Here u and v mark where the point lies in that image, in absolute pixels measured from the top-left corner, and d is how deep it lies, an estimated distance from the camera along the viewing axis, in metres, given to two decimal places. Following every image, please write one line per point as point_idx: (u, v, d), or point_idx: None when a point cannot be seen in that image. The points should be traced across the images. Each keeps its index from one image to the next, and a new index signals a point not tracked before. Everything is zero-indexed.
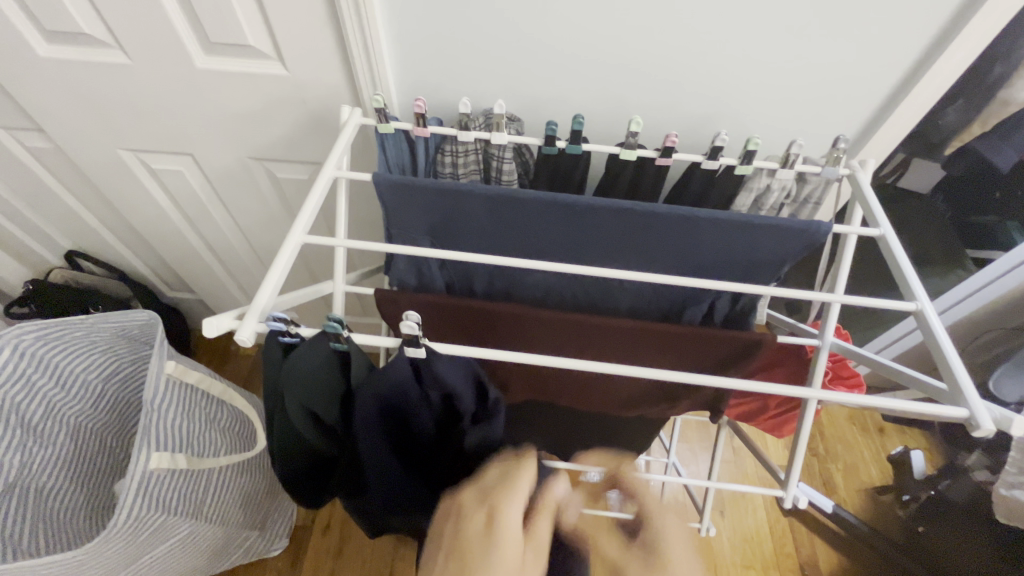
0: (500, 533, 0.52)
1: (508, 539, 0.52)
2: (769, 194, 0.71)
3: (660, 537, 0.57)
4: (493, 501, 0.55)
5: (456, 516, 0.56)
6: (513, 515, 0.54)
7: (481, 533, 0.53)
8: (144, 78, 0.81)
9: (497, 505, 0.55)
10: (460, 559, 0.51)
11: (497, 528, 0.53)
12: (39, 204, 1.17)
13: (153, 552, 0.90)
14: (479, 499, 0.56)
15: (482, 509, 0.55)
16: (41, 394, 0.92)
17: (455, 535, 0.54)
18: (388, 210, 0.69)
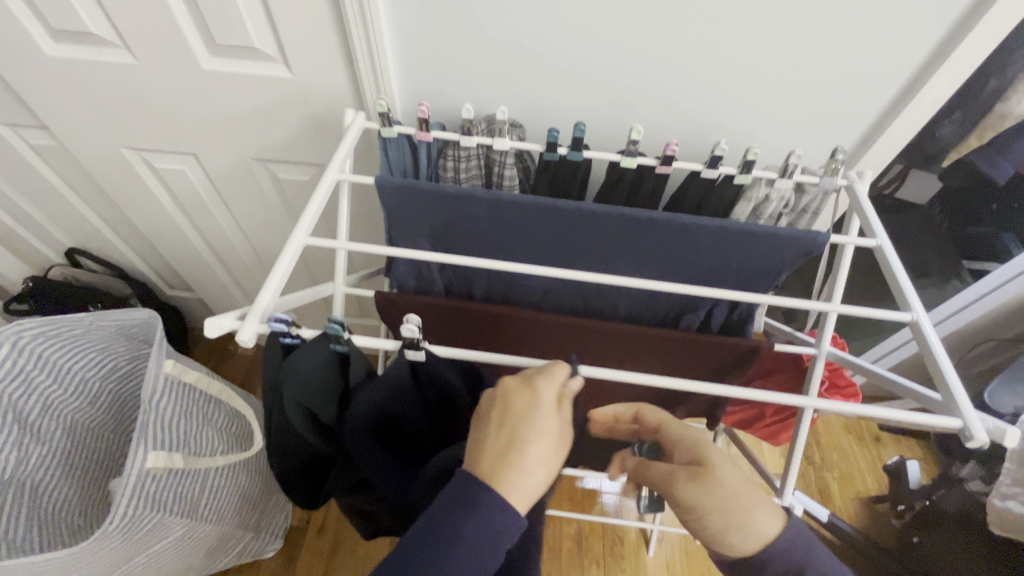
0: (548, 410, 0.50)
1: (554, 414, 0.50)
2: (768, 203, 0.72)
3: (701, 446, 0.52)
4: (534, 379, 0.52)
5: (499, 392, 0.52)
6: (554, 392, 0.52)
7: (527, 407, 0.50)
8: (149, 78, 0.82)
9: (538, 381, 0.52)
10: (506, 428, 0.49)
11: (542, 402, 0.50)
12: (40, 201, 1.17)
13: (148, 551, 0.90)
14: (519, 378, 0.53)
15: (524, 386, 0.52)
16: (39, 391, 0.92)
17: (497, 406, 0.51)
18: (389, 212, 0.70)
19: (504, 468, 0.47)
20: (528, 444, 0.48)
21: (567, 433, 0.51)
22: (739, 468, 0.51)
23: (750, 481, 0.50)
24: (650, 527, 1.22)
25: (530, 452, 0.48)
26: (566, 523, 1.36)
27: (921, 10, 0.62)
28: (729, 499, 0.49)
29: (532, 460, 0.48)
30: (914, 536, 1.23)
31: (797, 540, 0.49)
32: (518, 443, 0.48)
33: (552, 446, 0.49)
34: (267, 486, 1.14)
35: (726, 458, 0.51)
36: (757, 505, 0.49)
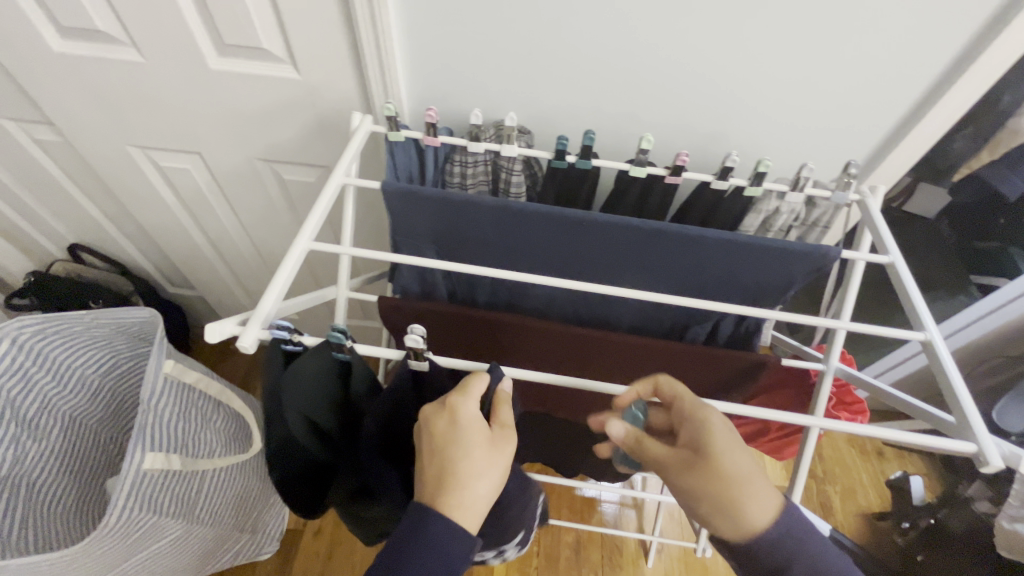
0: (474, 429, 0.51)
1: (477, 430, 0.51)
2: (778, 216, 0.71)
3: (708, 435, 0.51)
4: (449, 400, 0.52)
5: (421, 420, 0.53)
6: (473, 407, 0.52)
7: (447, 432, 0.51)
8: (156, 75, 0.81)
9: (453, 403, 0.52)
10: (436, 452, 0.51)
11: (460, 421, 0.51)
12: (44, 195, 1.16)
13: (142, 553, 0.89)
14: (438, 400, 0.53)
15: (441, 408, 0.52)
16: (38, 387, 0.91)
17: (425, 429, 0.52)
18: (395, 217, 0.69)
19: (442, 493, 0.49)
20: (460, 463, 0.50)
21: (501, 439, 0.53)
22: (742, 456, 0.50)
23: (750, 472, 0.50)
24: (649, 537, 1.21)
25: (463, 471, 0.50)
26: (564, 532, 1.34)
27: (938, 24, 0.61)
28: (727, 488, 0.49)
29: (470, 480, 0.50)
30: (919, 554, 1.21)
31: (793, 532, 0.49)
32: (450, 468, 0.50)
33: (490, 459, 0.51)
34: (265, 488, 1.13)
35: (731, 447, 0.50)
36: (754, 499, 0.49)
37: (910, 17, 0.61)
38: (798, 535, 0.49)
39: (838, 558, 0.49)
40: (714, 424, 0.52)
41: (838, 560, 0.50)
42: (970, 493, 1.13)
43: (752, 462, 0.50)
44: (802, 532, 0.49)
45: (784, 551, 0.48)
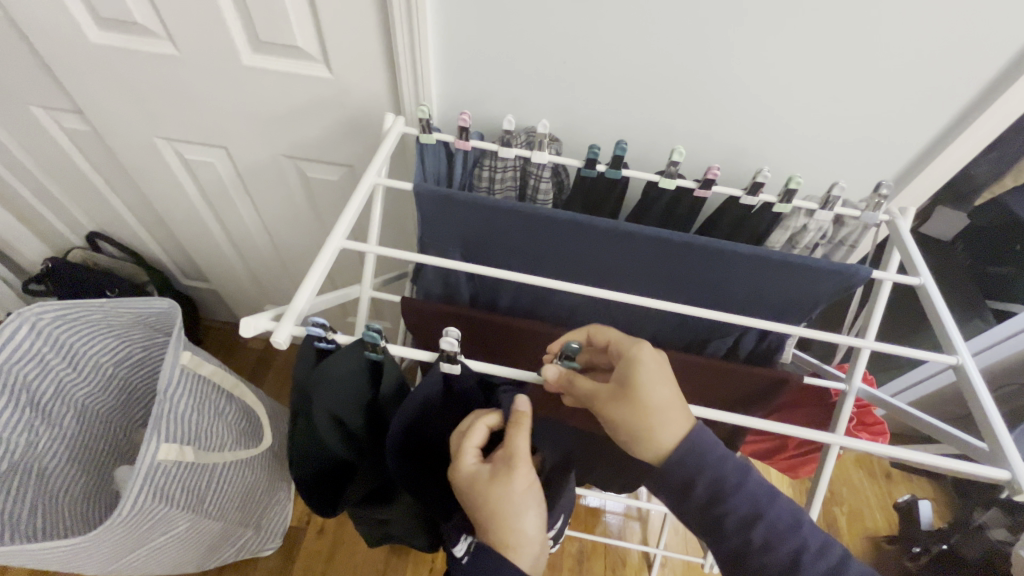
0: (481, 472, 0.54)
1: (483, 470, 0.54)
2: (805, 233, 0.71)
3: (630, 369, 0.53)
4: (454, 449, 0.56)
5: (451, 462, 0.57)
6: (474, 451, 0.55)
7: (461, 476, 0.54)
8: (190, 70, 0.82)
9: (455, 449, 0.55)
10: (465, 495, 0.54)
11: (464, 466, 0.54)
12: (66, 183, 1.17)
13: (150, 544, 0.89)
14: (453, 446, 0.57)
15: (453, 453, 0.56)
16: (53, 373, 0.91)
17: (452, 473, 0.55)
18: (424, 219, 0.69)
19: (486, 531, 0.53)
20: (483, 502, 0.53)
21: (507, 467, 0.53)
22: (660, 388, 0.52)
23: (667, 403, 0.52)
24: (654, 551, 1.20)
25: (488, 512, 0.52)
26: (568, 541, 1.33)
27: (974, 49, 0.62)
28: (646, 418, 0.52)
29: (497, 519, 0.52)
30: None
31: (694, 446, 0.52)
32: (479, 509, 0.53)
33: (505, 494, 0.52)
34: (272, 483, 1.13)
35: (649, 380, 0.52)
36: (665, 424, 0.52)
37: (947, 41, 0.61)
38: (701, 450, 0.52)
39: (737, 471, 0.52)
40: (641, 361, 0.53)
41: (739, 474, 0.52)
42: (984, 520, 1.14)
43: (669, 393, 0.52)
44: (704, 447, 0.52)
45: (690, 462, 0.52)
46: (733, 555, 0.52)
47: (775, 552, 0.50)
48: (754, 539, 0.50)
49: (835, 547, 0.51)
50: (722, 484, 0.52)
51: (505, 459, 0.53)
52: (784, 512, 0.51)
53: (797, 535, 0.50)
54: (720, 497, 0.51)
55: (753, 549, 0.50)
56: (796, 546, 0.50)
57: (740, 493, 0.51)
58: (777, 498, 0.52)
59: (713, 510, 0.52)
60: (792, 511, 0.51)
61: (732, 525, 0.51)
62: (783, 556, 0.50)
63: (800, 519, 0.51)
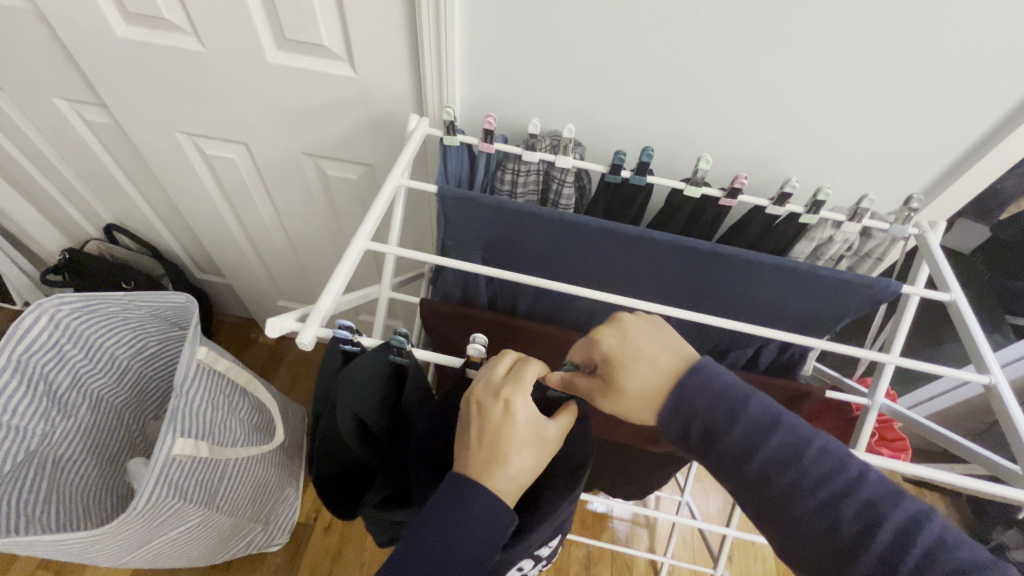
0: (519, 418, 0.48)
1: (529, 427, 0.49)
2: (831, 245, 0.70)
3: (615, 364, 0.51)
4: (504, 395, 0.49)
5: (475, 414, 0.49)
6: (528, 399, 0.49)
7: (500, 419, 0.48)
8: (213, 65, 0.82)
9: (507, 397, 0.49)
10: (484, 443, 0.48)
11: (517, 416, 0.48)
12: (86, 174, 1.18)
13: (162, 537, 0.88)
14: (491, 388, 0.50)
15: (497, 397, 0.49)
16: (70, 363, 0.93)
17: (474, 422, 0.49)
18: (446, 221, 0.69)
19: (483, 476, 0.48)
20: (506, 452, 0.48)
21: (550, 440, 0.51)
22: (652, 379, 0.51)
23: (659, 385, 0.50)
24: (662, 560, 1.19)
25: (508, 463, 0.48)
26: (573, 546, 1.33)
27: (1014, 59, 0.60)
28: (639, 403, 0.51)
29: (509, 464, 0.48)
30: None
31: (686, 391, 0.49)
32: (497, 452, 0.48)
33: (531, 452, 0.49)
34: (282, 479, 1.13)
35: (639, 368, 0.50)
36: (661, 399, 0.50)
37: (987, 50, 0.60)
38: (690, 401, 0.49)
39: (729, 405, 0.48)
40: (614, 352, 0.52)
41: (730, 412, 0.48)
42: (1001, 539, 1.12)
43: (662, 379, 0.50)
44: (693, 393, 0.49)
45: (684, 404, 0.49)
46: (743, 486, 0.49)
47: (772, 483, 0.47)
48: (750, 473, 0.48)
49: (848, 467, 0.45)
50: (714, 423, 0.49)
51: (552, 431, 0.51)
52: (787, 437, 0.46)
53: (796, 466, 0.46)
54: (715, 440, 0.49)
55: (752, 482, 0.48)
56: (794, 477, 0.46)
57: (733, 434, 0.48)
58: (776, 429, 0.47)
59: (713, 445, 0.49)
60: (793, 436, 0.46)
61: (728, 455, 0.49)
62: (782, 482, 0.46)
63: (806, 442, 0.46)
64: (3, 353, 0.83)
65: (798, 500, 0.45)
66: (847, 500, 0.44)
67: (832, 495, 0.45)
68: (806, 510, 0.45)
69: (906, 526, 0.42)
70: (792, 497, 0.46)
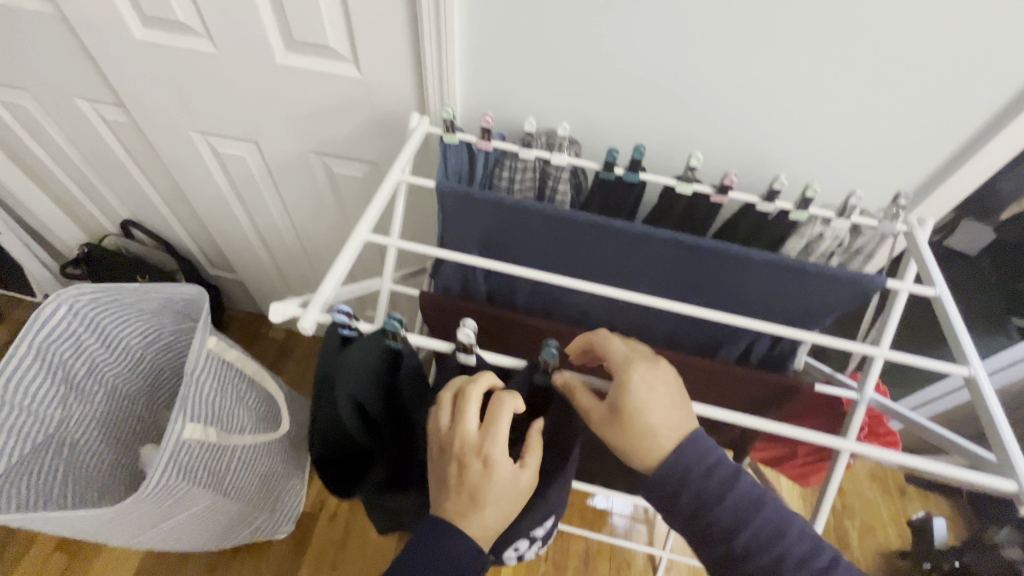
0: (493, 475, 0.51)
1: (505, 481, 0.52)
2: (821, 242, 0.71)
3: (625, 398, 0.54)
4: (484, 453, 0.51)
5: (455, 468, 0.52)
6: (506, 455, 0.51)
7: (478, 474, 0.51)
8: (224, 67, 0.86)
9: (487, 455, 0.51)
10: (462, 496, 0.52)
11: (495, 473, 0.51)
12: (104, 171, 1.23)
13: (171, 520, 0.92)
14: (470, 445, 0.52)
15: (477, 454, 0.51)
16: (88, 352, 0.96)
17: (454, 475, 0.52)
18: (445, 217, 0.72)
19: (459, 523, 0.52)
20: (481, 505, 0.52)
21: (524, 488, 0.54)
22: (665, 422, 0.53)
23: (666, 435, 0.53)
24: (661, 555, 1.21)
25: (482, 515, 0.52)
26: (573, 540, 1.34)
27: (1004, 57, 0.61)
28: (636, 443, 0.54)
29: (483, 515, 0.52)
30: None
31: (681, 460, 0.52)
32: (471, 506, 0.52)
33: (505, 501, 0.52)
34: (289, 468, 1.16)
35: (654, 410, 0.53)
36: (652, 449, 0.53)
37: (975, 50, 0.61)
38: (684, 467, 0.52)
39: (720, 481, 0.51)
40: (634, 386, 0.54)
41: (721, 488, 0.51)
42: (999, 539, 1.12)
43: (674, 428, 0.53)
44: (689, 463, 0.52)
45: (676, 474, 0.52)
46: (722, 562, 0.50)
47: (755, 561, 0.48)
48: (735, 550, 0.49)
49: (824, 550, 0.48)
50: (702, 497, 0.51)
51: (525, 481, 0.53)
52: (771, 515, 0.49)
53: (779, 544, 0.48)
54: (703, 513, 0.51)
55: (735, 558, 0.49)
56: (778, 553, 0.48)
57: (722, 506, 0.50)
58: (762, 507, 0.50)
59: (695, 520, 0.51)
60: (776, 519, 0.49)
61: (715, 532, 0.50)
62: (766, 559, 0.48)
63: (785, 524, 0.49)
64: (26, 341, 0.87)
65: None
66: None
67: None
68: None
69: None
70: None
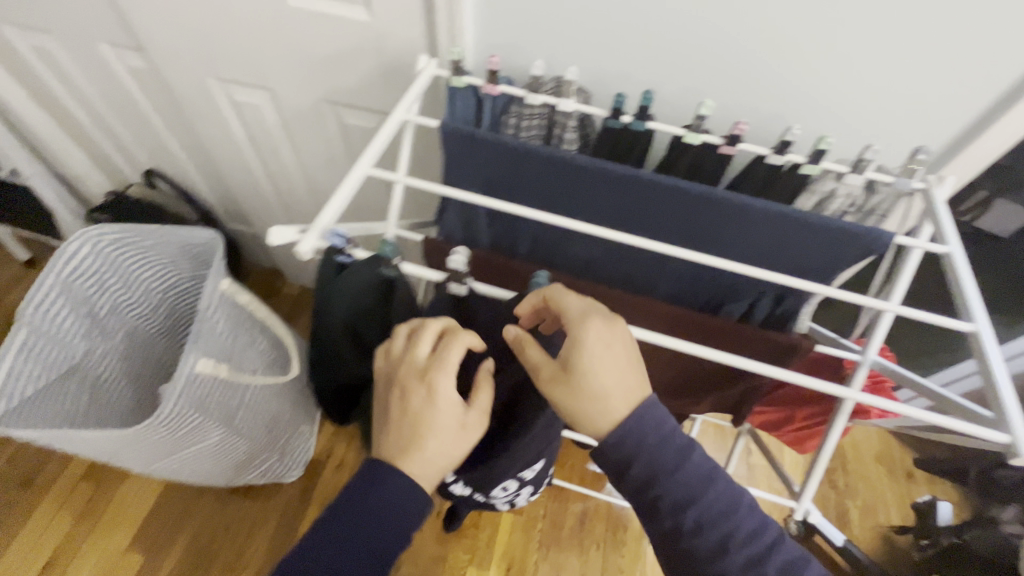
0: (433, 403, 0.54)
1: (445, 413, 0.55)
2: (833, 200, 0.69)
3: (577, 355, 0.54)
4: (428, 378, 0.55)
5: (398, 391, 0.55)
6: (451, 382, 0.55)
7: (422, 401, 0.55)
8: (239, 8, 0.86)
9: (430, 379, 0.55)
10: (404, 424, 0.55)
11: (437, 401, 0.54)
12: (126, 119, 1.25)
13: (185, 450, 0.97)
14: (414, 370, 0.55)
15: (421, 380, 0.55)
16: (110, 290, 1.01)
17: (399, 402, 0.55)
18: (448, 159, 0.72)
19: (399, 453, 0.55)
20: (421, 437, 0.54)
21: (471, 425, 0.56)
22: (613, 386, 0.53)
23: (617, 400, 0.53)
24: None
25: (424, 446, 0.54)
26: (571, 501, 1.37)
27: None
28: (584, 404, 0.54)
29: (421, 447, 0.54)
30: None
31: (637, 432, 0.53)
32: (410, 433, 0.55)
33: (445, 435, 0.55)
34: (297, 413, 1.21)
35: (605, 372, 0.54)
36: (606, 412, 0.53)
37: None
38: (641, 437, 0.53)
39: (675, 453, 0.53)
40: (589, 342, 0.54)
41: (678, 457, 0.53)
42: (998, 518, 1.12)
43: (626, 396, 0.53)
44: (645, 431, 0.53)
45: (630, 442, 0.53)
46: (666, 536, 0.53)
47: (704, 535, 0.51)
48: (685, 524, 0.51)
49: (770, 528, 0.52)
50: (658, 467, 0.52)
51: (472, 418, 0.56)
52: (723, 491, 0.52)
53: (729, 521, 0.51)
54: (654, 485, 0.52)
55: (683, 532, 0.51)
56: (726, 531, 0.50)
57: (675, 479, 0.52)
58: (715, 483, 0.52)
59: (647, 493, 0.53)
60: (728, 494, 0.52)
61: (665, 508, 0.52)
62: (714, 536, 0.50)
63: (736, 501, 0.52)
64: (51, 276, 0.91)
65: (728, 557, 0.50)
66: (770, 560, 0.50)
67: (757, 554, 0.50)
68: (733, 567, 0.50)
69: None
70: (723, 553, 0.50)
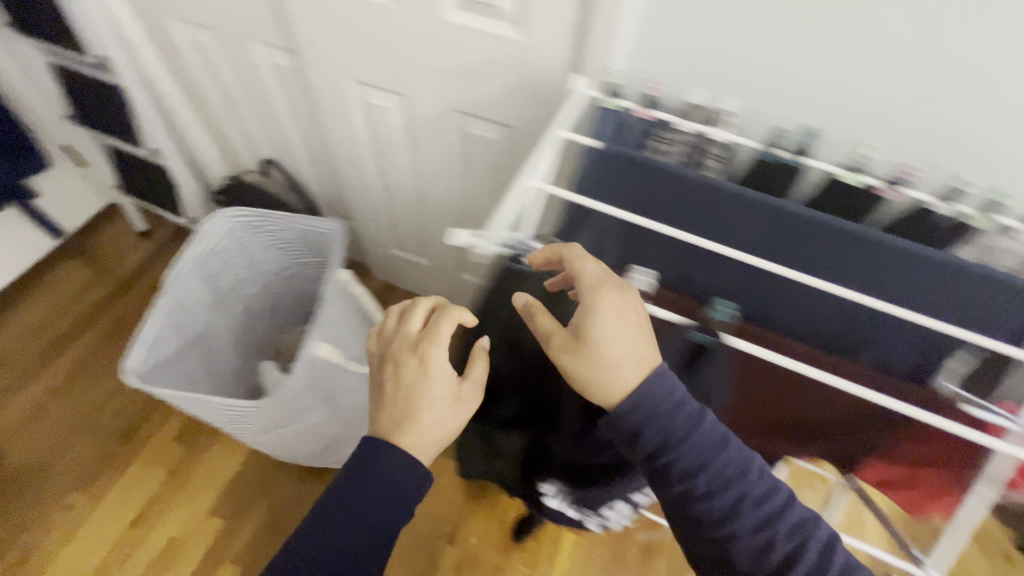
0: (421, 376, 0.67)
1: (439, 386, 0.67)
2: (1004, 254, 0.65)
3: (585, 324, 0.57)
4: (421, 350, 0.67)
5: (394, 367, 0.68)
6: (441, 355, 0.67)
7: (416, 374, 0.67)
8: (392, 18, 0.92)
9: (424, 353, 0.67)
10: (400, 398, 0.67)
11: (428, 370, 0.67)
12: (258, 111, 1.36)
13: (288, 428, 1.02)
14: (408, 344, 0.69)
15: (412, 354, 0.68)
16: (235, 268, 1.11)
17: (396, 377, 0.68)
18: (586, 178, 0.75)
19: (396, 429, 0.66)
20: (416, 408, 0.66)
21: (465, 397, 0.68)
22: (623, 354, 0.56)
23: (628, 370, 0.56)
24: None
25: (420, 419, 0.66)
26: (635, 531, 1.34)
27: None
28: (591, 369, 0.57)
29: (416, 418, 0.66)
30: None
31: (651, 398, 0.55)
32: (404, 407, 0.66)
33: (437, 404, 0.66)
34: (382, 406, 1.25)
35: (617, 342, 0.56)
36: (613, 380, 0.56)
37: None
38: (653, 403, 0.55)
39: (689, 420, 0.55)
40: (601, 311, 0.57)
41: (689, 423, 0.55)
42: None
43: (639, 369, 0.56)
44: (657, 399, 0.55)
45: (645, 408, 0.55)
46: (680, 499, 0.56)
47: (716, 498, 0.54)
48: (699, 487, 0.55)
49: (780, 491, 0.56)
50: (670, 434, 0.55)
51: (466, 390, 0.68)
52: (734, 457, 0.55)
53: (740, 485, 0.55)
54: (668, 451, 0.55)
55: (696, 495, 0.55)
56: (738, 494, 0.54)
57: (688, 445, 0.55)
58: (727, 449, 0.55)
59: (661, 458, 0.56)
60: (739, 457, 0.55)
61: (678, 472, 0.55)
62: (727, 498, 0.54)
63: (745, 465, 0.55)
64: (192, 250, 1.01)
65: (740, 518, 0.54)
66: (782, 520, 0.54)
67: (770, 515, 0.55)
68: (747, 526, 0.54)
69: (826, 545, 0.55)
70: (735, 514, 0.54)
